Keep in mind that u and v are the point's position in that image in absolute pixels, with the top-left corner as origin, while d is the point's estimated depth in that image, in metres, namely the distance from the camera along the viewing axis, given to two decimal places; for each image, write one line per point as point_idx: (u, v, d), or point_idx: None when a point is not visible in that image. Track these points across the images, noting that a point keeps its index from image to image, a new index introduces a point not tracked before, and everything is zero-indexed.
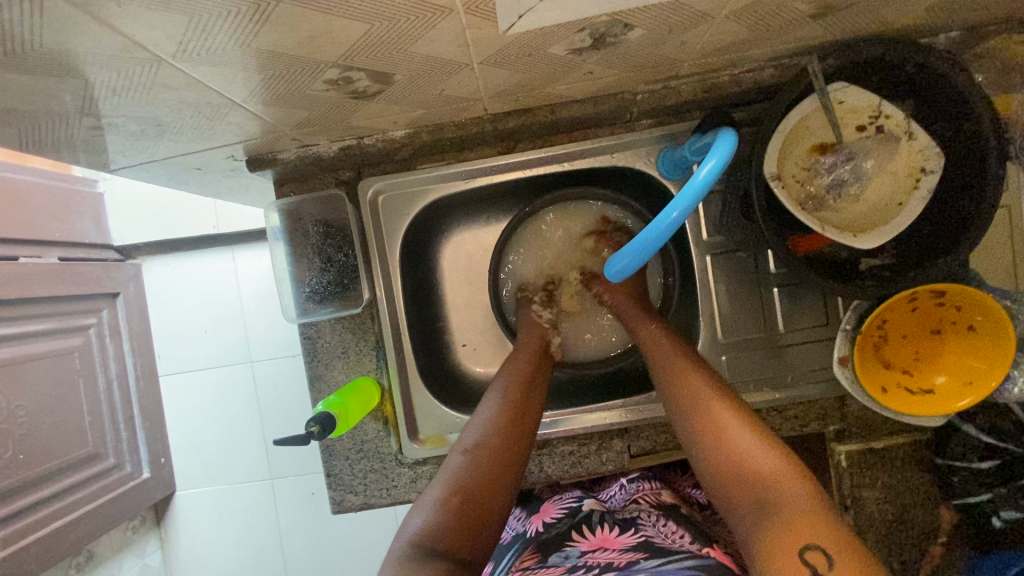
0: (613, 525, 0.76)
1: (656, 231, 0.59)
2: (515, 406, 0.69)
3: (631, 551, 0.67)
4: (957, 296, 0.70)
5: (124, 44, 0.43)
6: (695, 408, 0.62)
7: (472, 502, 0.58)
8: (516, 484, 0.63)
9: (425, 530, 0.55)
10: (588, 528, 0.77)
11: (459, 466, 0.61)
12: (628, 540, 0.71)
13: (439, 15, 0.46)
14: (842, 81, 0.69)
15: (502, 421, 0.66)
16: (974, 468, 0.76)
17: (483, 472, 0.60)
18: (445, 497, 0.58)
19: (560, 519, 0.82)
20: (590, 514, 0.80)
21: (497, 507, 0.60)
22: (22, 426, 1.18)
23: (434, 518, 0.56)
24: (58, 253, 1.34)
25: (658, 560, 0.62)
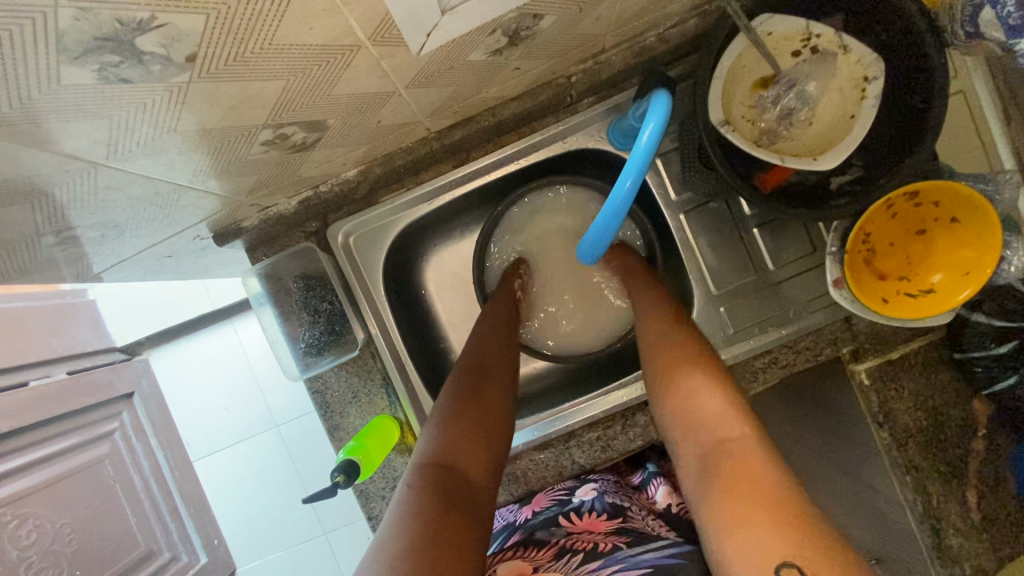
0: (601, 512, 0.79)
1: (615, 204, 0.59)
2: (491, 360, 0.73)
3: (616, 536, 0.71)
4: (932, 193, 0.70)
5: (58, 159, 0.44)
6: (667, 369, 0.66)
7: (459, 448, 0.61)
8: (499, 434, 0.66)
9: (416, 476, 0.57)
10: (576, 514, 0.79)
11: (444, 415, 0.64)
12: (613, 527, 0.74)
13: (350, 53, 0.46)
14: (766, 12, 0.69)
15: (479, 382, 0.69)
16: (994, 354, 0.75)
17: (467, 421, 0.64)
18: (434, 445, 0.61)
19: (549, 506, 0.82)
20: (581, 504, 0.80)
21: (484, 449, 0.63)
22: (72, 543, 1.12)
23: (422, 465, 0.58)
24: (66, 368, 1.30)
25: (639, 546, 0.68)
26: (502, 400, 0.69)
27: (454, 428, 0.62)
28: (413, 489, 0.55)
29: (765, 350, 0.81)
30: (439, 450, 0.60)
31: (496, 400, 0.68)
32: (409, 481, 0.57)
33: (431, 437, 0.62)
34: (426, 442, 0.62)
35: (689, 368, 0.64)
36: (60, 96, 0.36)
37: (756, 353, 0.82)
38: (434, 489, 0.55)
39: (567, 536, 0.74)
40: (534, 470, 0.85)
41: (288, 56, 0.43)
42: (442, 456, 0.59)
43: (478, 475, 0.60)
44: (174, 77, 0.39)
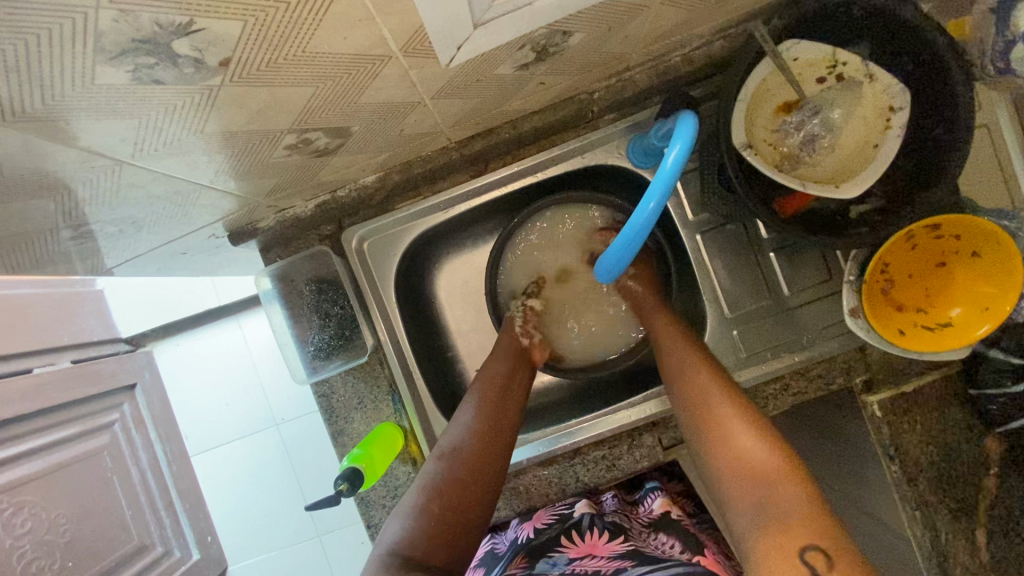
0: (603, 531, 0.78)
1: (639, 218, 0.58)
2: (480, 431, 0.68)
3: (620, 560, 0.69)
4: (955, 226, 0.69)
5: (84, 156, 0.44)
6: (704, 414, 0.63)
7: (428, 538, 0.58)
8: (476, 521, 0.63)
9: (377, 566, 0.56)
10: (578, 532, 0.79)
11: (420, 497, 0.62)
12: (617, 549, 0.73)
13: (380, 63, 0.46)
14: (793, 37, 0.68)
15: (460, 457, 0.65)
16: (1008, 393, 0.73)
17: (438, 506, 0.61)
18: (403, 533, 0.58)
19: (550, 525, 0.82)
20: (580, 521, 0.80)
21: (454, 537, 0.60)
22: (65, 534, 1.11)
23: (386, 555, 0.57)
24: (69, 357, 1.29)
25: (642, 568, 0.66)
26: (485, 479, 0.65)
27: (427, 515, 0.60)
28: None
29: (777, 377, 0.80)
30: (407, 540, 0.58)
31: (478, 483, 0.64)
32: (370, 569, 0.55)
33: (401, 524, 0.59)
34: (398, 527, 0.59)
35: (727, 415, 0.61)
36: (92, 95, 0.36)
37: (767, 379, 0.81)
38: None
39: (570, 562, 0.72)
40: (537, 486, 0.84)
41: (320, 65, 0.43)
42: (409, 544, 0.57)
43: (441, 565, 0.58)
44: (207, 80, 0.39)
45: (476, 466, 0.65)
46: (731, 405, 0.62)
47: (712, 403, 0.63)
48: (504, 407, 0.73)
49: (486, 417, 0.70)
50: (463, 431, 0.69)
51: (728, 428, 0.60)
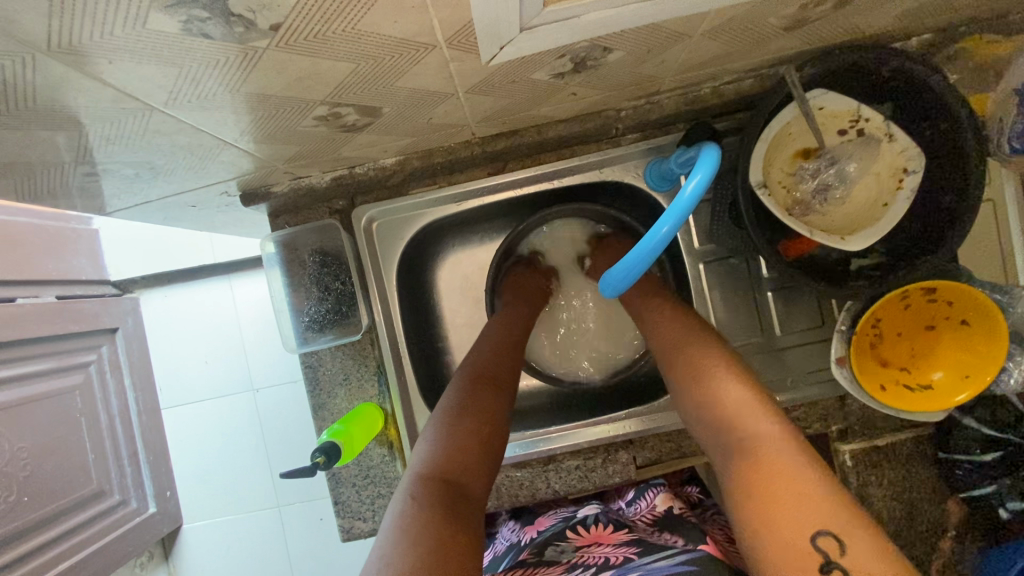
0: (608, 525, 0.81)
1: (651, 242, 0.58)
2: (493, 366, 0.73)
3: (625, 547, 0.70)
4: (948, 292, 0.71)
5: (116, 96, 0.44)
6: (683, 367, 0.67)
7: (465, 458, 0.61)
8: (498, 438, 0.66)
9: (417, 487, 0.57)
10: (583, 527, 0.82)
11: (444, 423, 0.64)
12: (622, 537, 0.75)
13: (424, 51, 0.47)
14: (820, 88, 0.71)
15: (476, 384, 0.69)
16: (977, 460, 0.76)
17: (460, 427, 0.63)
18: (426, 454, 0.61)
19: (555, 525, 0.85)
20: (585, 516, 0.84)
21: (486, 457, 0.63)
22: (25, 468, 1.14)
23: (418, 474, 0.59)
24: (55, 293, 1.32)
25: (649, 555, 0.66)
26: (499, 406, 0.68)
27: (459, 436, 0.62)
28: (416, 502, 0.55)
29: None
30: (438, 459, 0.60)
31: (496, 406, 0.68)
32: (409, 492, 0.57)
33: (431, 448, 0.61)
34: (427, 450, 0.61)
35: (709, 365, 0.64)
36: (138, 38, 0.37)
37: None
38: (439, 503, 0.55)
39: (577, 550, 0.74)
40: (508, 487, 0.85)
41: (364, 44, 0.43)
42: (448, 467, 0.59)
43: (477, 483, 0.60)
44: (252, 41, 0.40)
45: (492, 394, 0.69)
46: (712, 359, 0.65)
47: (695, 359, 0.66)
48: (508, 346, 0.78)
49: (492, 354, 0.75)
50: (471, 362, 0.74)
51: (724, 393, 0.60)
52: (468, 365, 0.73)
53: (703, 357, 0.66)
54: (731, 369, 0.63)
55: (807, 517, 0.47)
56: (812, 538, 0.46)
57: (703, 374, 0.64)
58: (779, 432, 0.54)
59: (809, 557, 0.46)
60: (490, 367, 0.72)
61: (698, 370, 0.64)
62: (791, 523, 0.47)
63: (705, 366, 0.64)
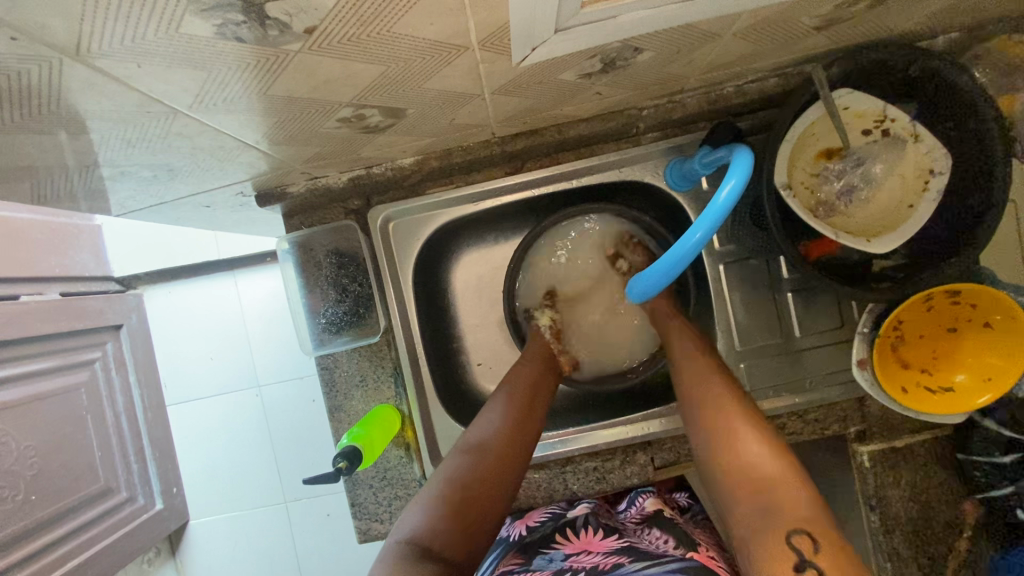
0: (597, 529, 0.80)
1: (684, 246, 0.57)
2: (503, 432, 0.69)
3: (615, 556, 0.71)
4: (972, 295, 0.70)
5: (141, 100, 0.42)
6: (710, 409, 0.65)
7: (449, 532, 0.59)
8: (492, 518, 0.63)
9: (393, 553, 0.57)
10: (572, 530, 0.80)
11: (438, 495, 0.62)
12: (612, 545, 0.75)
13: (455, 52, 0.45)
14: (846, 87, 0.69)
15: (482, 454, 0.66)
16: (996, 462, 0.76)
17: (452, 503, 0.61)
18: (415, 526, 0.59)
19: (544, 522, 0.83)
20: (574, 518, 0.82)
21: (472, 531, 0.61)
22: (33, 467, 1.13)
23: (401, 547, 0.57)
24: (58, 289, 1.32)
25: (637, 561, 0.69)
26: (502, 483, 0.65)
27: (450, 504, 0.61)
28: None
29: (775, 415, 0.81)
30: (423, 535, 0.58)
31: (499, 483, 0.65)
32: (386, 559, 0.56)
33: (421, 515, 0.60)
34: (418, 513, 0.61)
35: (734, 417, 0.63)
36: (171, 43, 0.35)
37: (766, 415, 0.82)
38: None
39: (566, 558, 0.73)
40: (526, 488, 0.85)
41: (397, 47, 0.42)
42: (431, 532, 0.58)
43: (459, 558, 0.59)
44: (285, 44, 0.38)
45: (498, 466, 0.65)
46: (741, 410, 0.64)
47: (727, 408, 0.64)
48: (528, 409, 0.73)
49: (506, 418, 0.70)
50: (483, 427, 0.69)
51: (735, 424, 0.62)
52: (477, 426, 0.70)
53: (715, 389, 0.67)
54: (754, 416, 0.63)
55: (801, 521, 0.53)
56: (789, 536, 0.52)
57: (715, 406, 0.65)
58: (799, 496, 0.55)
59: (785, 553, 0.51)
60: (505, 434, 0.68)
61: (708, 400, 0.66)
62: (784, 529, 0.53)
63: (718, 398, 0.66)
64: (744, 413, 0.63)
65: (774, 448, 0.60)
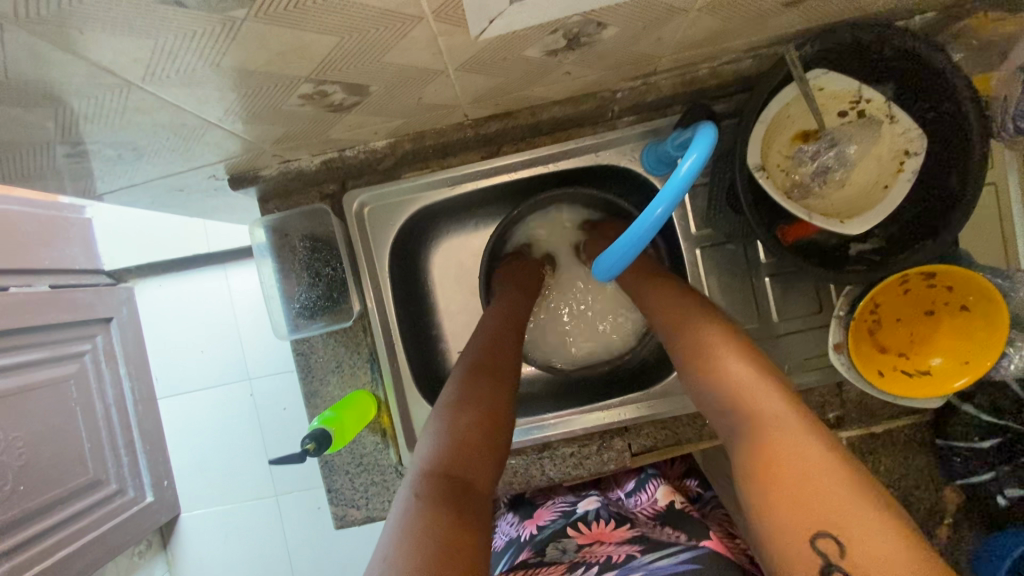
0: (608, 520, 0.80)
1: (642, 227, 0.59)
2: (495, 359, 0.71)
3: (627, 546, 0.70)
4: (947, 277, 0.70)
5: (91, 70, 0.42)
6: (699, 348, 0.64)
7: (466, 452, 0.59)
8: (505, 432, 0.65)
9: (418, 484, 0.56)
10: (583, 523, 0.81)
11: (446, 420, 0.62)
12: (624, 535, 0.74)
13: (410, 24, 0.45)
14: (822, 68, 0.69)
15: (483, 378, 0.68)
16: (974, 447, 0.75)
17: (465, 426, 0.61)
18: (435, 450, 0.59)
19: (554, 520, 0.84)
20: (586, 513, 0.83)
21: (492, 457, 0.61)
22: (20, 457, 1.14)
23: (427, 473, 0.57)
24: (48, 281, 1.32)
25: (652, 552, 0.66)
26: (504, 403, 0.66)
27: (459, 432, 0.61)
28: (421, 501, 0.53)
29: None
30: (444, 456, 0.58)
31: (503, 404, 0.66)
32: (411, 490, 0.55)
33: (435, 444, 0.59)
34: (431, 447, 0.59)
35: (718, 350, 0.62)
36: (111, 6, 0.35)
37: None
38: (441, 499, 0.53)
39: (579, 550, 0.73)
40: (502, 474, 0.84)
41: (348, 15, 0.42)
42: (450, 461, 0.58)
43: (485, 480, 0.59)
44: (230, 11, 0.38)
45: (496, 388, 0.67)
46: (727, 345, 0.62)
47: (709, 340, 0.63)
48: (509, 339, 0.76)
49: (489, 346, 0.73)
50: (471, 357, 0.71)
51: (724, 363, 0.60)
52: (466, 358, 0.71)
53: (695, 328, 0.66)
54: (735, 346, 0.62)
55: (813, 509, 0.46)
56: (812, 540, 0.45)
57: (708, 349, 0.63)
58: (783, 411, 0.53)
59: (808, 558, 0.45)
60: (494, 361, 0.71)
61: (700, 350, 0.63)
62: (798, 514, 0.46)
63: (703, 340, 0.64)
64: (727, 346, 0.62)
65: (759, 371, 0.58)
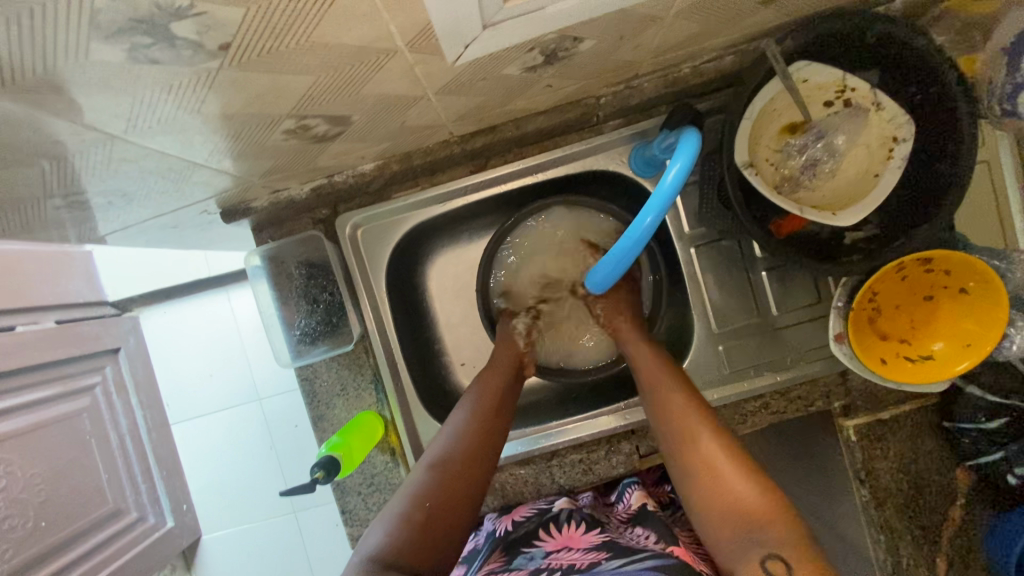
0: (580, 521, 0.76)
1: (631, 238, 0.59)
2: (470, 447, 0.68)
3: (594, 553, 0.67)
4: (944, 262, 0.69)
5: (74, 128, 0.42)
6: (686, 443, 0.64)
7: (412, 548, 0.57)
8: (457, 533, 0.62)
9: (356, 571, 0.53)
10: (555, 525, 0.76)
11: (404, 507, 0.60)
12: (593, 541, 0.71)
13: (385, 57, 0.45)
14: (804, 60, 0.68)
15: (454, 464, 0.65)
16: (981, 428, 0.75)
17: (417, 514, 0.60)
18: (383, 537, 0.57)
19: (528, 519, 0.79)
20: (559, 513, 0.78)
21: (433, 560, 0.58)
22: (40, 493, 1.15)
23: (365, 561, 0.54)
24: (54, 317, 1.33)
25: (618, 560, 0.63)
26: (465, 496, 0.64)
27: (410, 524, 0.58)
28: None
29: (756, 394, 0.81)
30: (391, 545, 0.56)
31: (463, 504, 0.63)
32: (344, 574, 0.53)
33: (382, 531, 0.58)
34: (382, 529, 0.58)
35: (707, 445, 0.62)
36: (86, 71, 0.35)
37: (746, 395, 0.81)
38: None
39: (546, 556, 0.70)
40: (513, 484, 0.85)
41: (323, 55, 0.42)
42: (392, 552, 0.56)
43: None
44: (205, 62, 0.38)
45: (463, 475, 0.65)
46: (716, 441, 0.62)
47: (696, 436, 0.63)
48: (495, 420, 0.72)
49: (469, 428, 0.70)
50: (446, 444, 0.68)
51: (714, 460, 0.60)
52: (443, 442, 0.68)
53: (689, 415, 0.66)
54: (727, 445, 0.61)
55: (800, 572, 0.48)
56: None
57: (693, 442, 0.63)
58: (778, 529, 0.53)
59: None
60: (471, 445, 0.68)
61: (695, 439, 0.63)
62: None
63: (692, 426, 0.65)
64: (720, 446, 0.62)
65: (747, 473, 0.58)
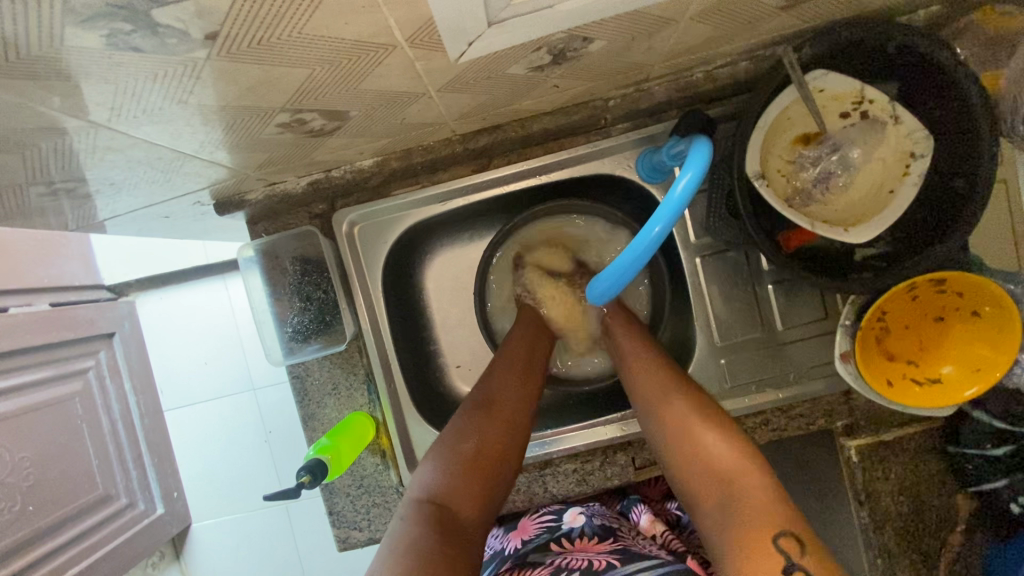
0: (592, 534, 0.77)
1: (638, 246, 0.57)
2: (509, 393, 0.71)
3: (609, 556, 0.69)
4: (958, 283, 0.67)
5: (56, 116, 0.40)
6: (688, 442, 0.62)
7: (463, 488, 0.61)
8: (509, 468, 0.66)
9: (414, 510, 0.58)
10: (567, 539, 0.77)
11: (449, 450, 0.64)
12: (607, 547, 0.72)
13: (384, 52, 0.43)
14: (821, 69, 0.65)
15: (497, 408, 0.68)
16: (987, 455, 0.73)
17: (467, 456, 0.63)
18: (436, 479, 0.62)
19: (539, 534, 0.80)
20: (571, 528, 0.79)
21: (486, 494, 0.63)
22: (29, 478, 1.14)
23: (422, 501, 0.59)
24: (49, 299, 1.32)
25: (633, 563, 0.66)
26: (511, 436, 0.67)
27: (460, 463, 0.63)
28: (410, 525, 0.56)
29: (757, 410, 0.79)
30: (441, 487, 0.61)
31: (509, 444, 0.67)
32: (405, 513, 0.58)
33: (433, 472, 0.62)
34: (431, 473, 0.62)
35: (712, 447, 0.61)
36: (65, 57, 0.33)
37: (746, 410, 0.79)
38: (431, 531, 0.56)
39: (562, 560, 0.71)
40: None
41: (319, 48, 0.40)
42: (444, 495, 0.60)
43: (474, 513, 0.61)
44: (193, 51, 0.36)
45: (507, 418, 0.68)
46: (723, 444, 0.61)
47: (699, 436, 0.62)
48: (529, 371, 0.75)
49: (509, 377, 0.72)
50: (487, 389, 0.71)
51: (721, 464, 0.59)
52: (480, 390, 0.71)
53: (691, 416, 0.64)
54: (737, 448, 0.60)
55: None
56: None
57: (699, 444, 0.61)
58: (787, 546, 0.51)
59: None
60: (513, 393, 0.71)
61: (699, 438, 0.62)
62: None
63: (694, 429, 0.63)
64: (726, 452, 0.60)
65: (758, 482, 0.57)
